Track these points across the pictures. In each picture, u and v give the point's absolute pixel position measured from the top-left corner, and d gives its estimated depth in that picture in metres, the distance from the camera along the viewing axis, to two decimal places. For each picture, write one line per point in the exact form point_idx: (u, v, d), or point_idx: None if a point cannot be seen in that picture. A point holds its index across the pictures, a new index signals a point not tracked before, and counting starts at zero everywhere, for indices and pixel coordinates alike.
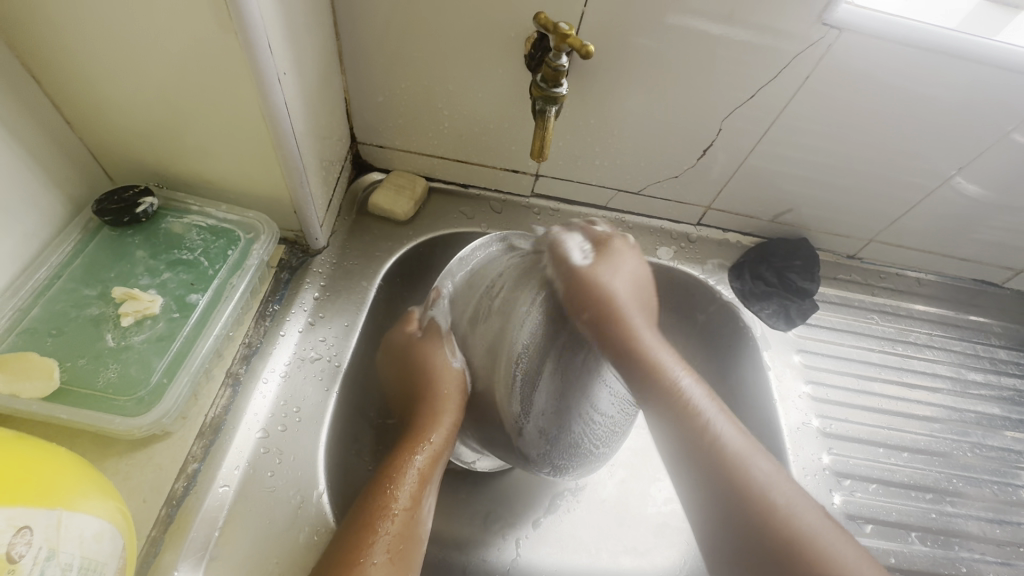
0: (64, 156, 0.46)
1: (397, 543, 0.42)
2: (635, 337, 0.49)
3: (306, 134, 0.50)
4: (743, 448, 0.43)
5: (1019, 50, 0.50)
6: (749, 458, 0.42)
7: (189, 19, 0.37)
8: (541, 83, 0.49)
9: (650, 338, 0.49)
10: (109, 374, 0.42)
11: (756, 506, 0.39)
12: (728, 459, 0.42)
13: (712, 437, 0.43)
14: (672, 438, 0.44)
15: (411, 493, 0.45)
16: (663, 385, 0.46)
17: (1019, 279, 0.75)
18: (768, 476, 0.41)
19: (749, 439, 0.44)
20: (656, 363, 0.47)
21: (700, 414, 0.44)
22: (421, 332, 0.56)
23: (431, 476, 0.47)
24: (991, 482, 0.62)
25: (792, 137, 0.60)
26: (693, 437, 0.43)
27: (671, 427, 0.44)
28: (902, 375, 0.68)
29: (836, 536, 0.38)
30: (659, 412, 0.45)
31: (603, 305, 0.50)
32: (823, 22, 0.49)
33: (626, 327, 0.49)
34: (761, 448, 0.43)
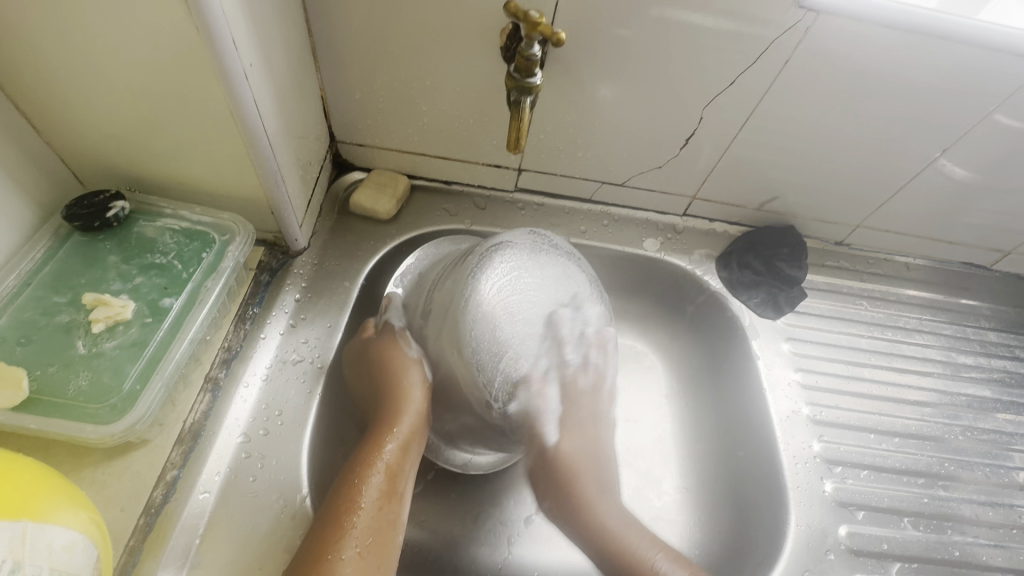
0: (32, 161, 0.45)
1: (367, 537, 0.41)
2: (590, 499, 0.50)
3: (280, 132, 0.49)
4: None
5: (997, 29, 0.49)
6: (652, 559, 0.46)
7: (149, 16, 0.36)
8: (515, 74, 0.49)
9: (594, 488, 0.51)
10: (80, 381, 0.41)
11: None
12: (622, 555, 0.47)
13: (607, 542, 0.48)
14: (579, 544, 0.50)
15: (378, 488, 0.44)
16: (594, 539, 0.49)
17: (1007, 260, 0.74)
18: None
19: (671, 547, 0.48)
20: (596, 527, 0.49)
21: (603, 529, 0.48)
22: (376, 334, 0.54)
23: (400, 468, 0.46)
24: (983, 465, 0.61)
25: (774, 123, 0.59)
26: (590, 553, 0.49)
27: (576, 536, 0.50)
28: (891, 360, 0.67)
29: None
30: (565, 524, 0.51)
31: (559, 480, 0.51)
32: (800, 6, 0.48)
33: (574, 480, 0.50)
34: (664, 551, 0.47)
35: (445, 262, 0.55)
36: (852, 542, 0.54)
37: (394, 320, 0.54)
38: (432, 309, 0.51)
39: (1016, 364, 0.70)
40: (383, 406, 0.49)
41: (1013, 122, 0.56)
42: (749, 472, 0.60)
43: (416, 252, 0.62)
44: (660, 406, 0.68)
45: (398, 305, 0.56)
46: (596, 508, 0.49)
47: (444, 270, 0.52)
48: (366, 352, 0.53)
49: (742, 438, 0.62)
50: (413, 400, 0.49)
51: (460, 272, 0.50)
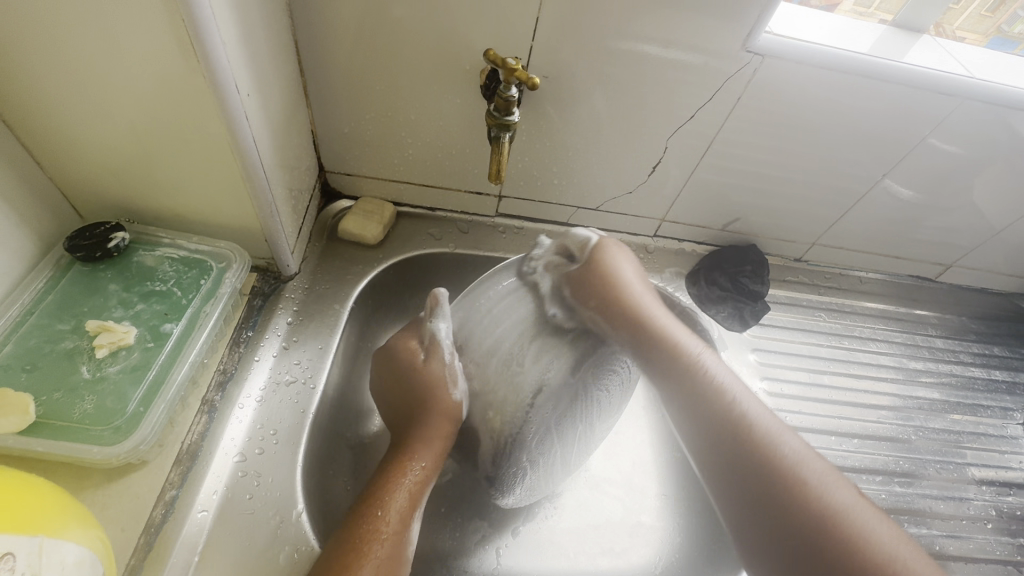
0: (36, 196, 0.47)
1: (386, 565, 0.43)
2: (653, 326, 0.55)
3: (275, 165, 0.52)
4: (801, 453, 0.45)
5: (921, 69, 0.56)
6: (781, 436, 0.47)
7: (161, 62, 0.40)
8: (495, 113, 0.54)
9: (646, 304, 0.57)
10: (85, 405, 0.43)
11: (759, 456, 0.45)
12: (758, 432, 0.47)
13: (745, 421, 0.48)
14: (693, 433, 0.51)
15: (401, 514, 0.46)
16: (699, 381, 0.51)
17: (950, 273, 0.81)
18: (798, 455, 0.45)
19: (774, 415, 0.49)
20: (700, 369, 0.53)
21: (727, 398, 0.50)
22: (422, 355, 0.54)
23: (418, 497, 0.48)
24: (935, 461, 0.66)
25: (733, 151, 0.65)
26: (734, 448, 0.47)
27: (694, 408, 0.51)
28: (849, 367, 0.72)
29: (865, 509, 0.42)
30: (690, 405, 0.51)
31: (629, 315, 0.56)
32: (747, 50, 0.54)
33: (628, 320, 0.56)
34: (790, 429, 0.48)
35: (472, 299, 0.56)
36: None
37: (442, 336, 0.53)
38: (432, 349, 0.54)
39: (962, 367, 0.76)
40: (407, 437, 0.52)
41: (944, 147, 0.63)
42: None
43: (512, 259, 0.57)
44: (639, 418, 0.71)
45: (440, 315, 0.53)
46: (651, 316, 0.56)
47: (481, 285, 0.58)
48: (408, 363, 0.54)
49: None
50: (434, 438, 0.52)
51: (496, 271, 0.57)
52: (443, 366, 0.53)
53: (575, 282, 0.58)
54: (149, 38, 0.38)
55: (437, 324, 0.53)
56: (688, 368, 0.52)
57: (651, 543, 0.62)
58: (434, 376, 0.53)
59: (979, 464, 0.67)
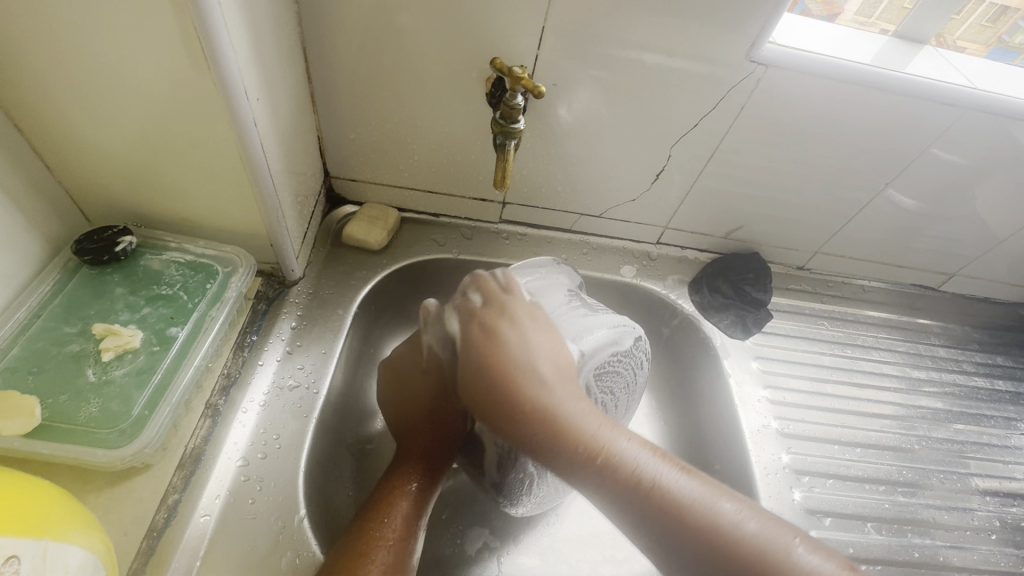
0: (45, 200, 0.48)
1: (391, 569, 0.42)
2: (518, 375, 0.44)
3: (281, 170, 0.52)
4: (702, 492, 0.36)
5: (923, 80, 0.56)
6: (712, 500, 0.35)
7: (171, 68, 0.40)
8: (501, 120, 0.55)
9: (519, 370, 0.44)
10: (91, 408, 0.43)
11: (665, 515, 0.35)
12: (671, 496, 0.36)
13: (641, 473, 0.37)
14: (611, 505, 0.37)
15: (406, 518, 0.46)
16: (579, 456, 0.38)
17: (952, 282, 0.81)
18: (735, 517, 0.35)
19: (673, 460, 0.38)
20: (569, 423, 0.40)
21: (614, 452, 0.38)
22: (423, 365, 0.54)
23: (424, 503, 0.48)
24: (938, 471, 0.66)
25: (736, 160, 0.65)
26: (646, 515, 0.36)
27: (603, 498, 0.37)
28: (852, 375, 0.72)
29: (808, 541, 0.34)
30: (608, 472, 0.38)
31: (551, 427, 0.40)
32: (751, 60, 0.55)
33: (503, 364, 0.45)
34: (722, 486, 0.37)
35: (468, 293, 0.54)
36: None
37: (439, 343, 0.52)
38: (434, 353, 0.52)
39: (965, 377, 0.76)
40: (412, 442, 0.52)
41: (946, 157, 0.63)
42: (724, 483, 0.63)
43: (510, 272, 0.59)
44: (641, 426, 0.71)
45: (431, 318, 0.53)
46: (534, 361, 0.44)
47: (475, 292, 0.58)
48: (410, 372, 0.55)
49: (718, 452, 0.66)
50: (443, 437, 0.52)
51: None
52: (441, 375, 0.53)
53: (497, 310, 0.49)
54: (161, 44, 0.39)
55: (431, 334, 0.53)
56: (560, 426, 0.40)
57: None
58: (433, 386, 0.53)
59: (982, 474, 0.67)
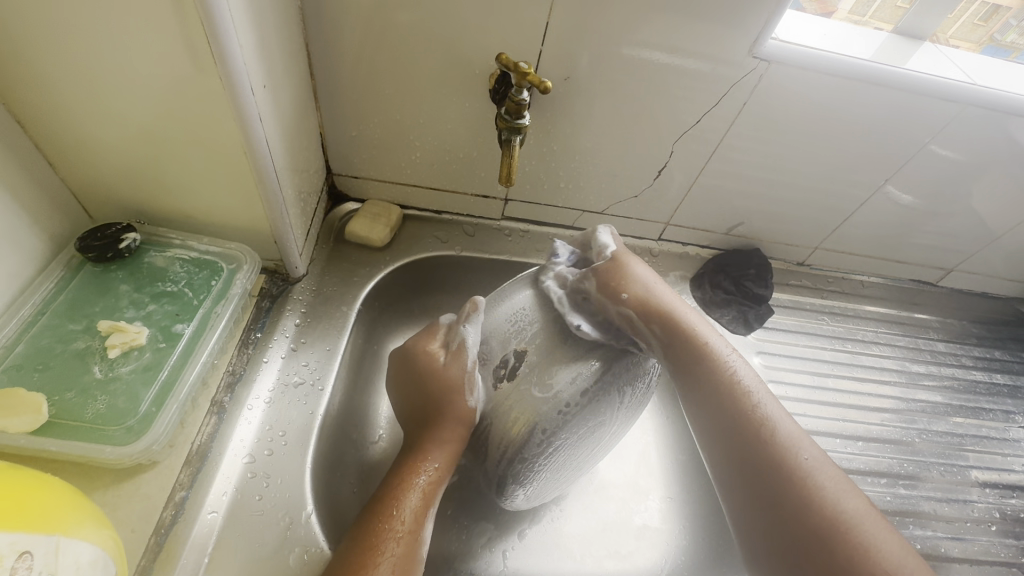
0: (48, 196, 0.48)
1: (401, 563, 0.42)
2: (684, 325, 0.51)
3: (285, 167, 0.52)
4: (795, 433, 0.43)
5: (924, 76, 0.57)
6: (798, 443, 0.43)
7: (177, 63, 0.40)
8: (506, 116, 0.55)
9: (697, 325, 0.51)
10: (97, 405, 0.43)
11: (780, 477, 0.41)
12: (778, 444, 0.43)
13: (760, 415, 0.44)
14: (707, 438, 0.46)
15: (415, 512, 0.45)
16: (714, 371, 0.48)
17: (951, 277, 0.82)
18: (813, 463, 0.42)
19: (797, 425, 0.44)
20: (717, 356, 0.49)
21: (750, 399, 0.46)
22: (443, 356, 0.52)
23: (433, 493, 0.47)
24: (938, 464, 0.67)
25: (738, 156, 0.65)
26: (745, 446, 0.43)
27: (707, 399, 0.47)
28: (853, 370, 0.73)
29: (882, 530, 0.38)
30: (704, 396, 0.47)
31: (672, 340, 0.51)
32: (754, 56, 0.55)
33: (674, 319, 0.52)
34: (809, 438, 0.44)
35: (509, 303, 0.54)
36: None
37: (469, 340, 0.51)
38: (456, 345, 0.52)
39: (964, 371, 0.76)
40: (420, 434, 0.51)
41: (945, 153, 0.63)
42: None
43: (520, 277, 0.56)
44: (644, 424, 0.71)
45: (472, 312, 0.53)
46: (684, 316, 0.52)
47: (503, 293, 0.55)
48: (424, 370, 0.52)
49: None
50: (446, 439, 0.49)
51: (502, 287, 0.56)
52: (462, 371, 0.50)
53: (612, 268, 0.55)
54: (168, 39, 0.38)
55: (466, 329, 0.52)
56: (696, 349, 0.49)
57: (658, 546, 0.62)
58: (452, 380, 0.50)
59: (982, 467, 0.68)
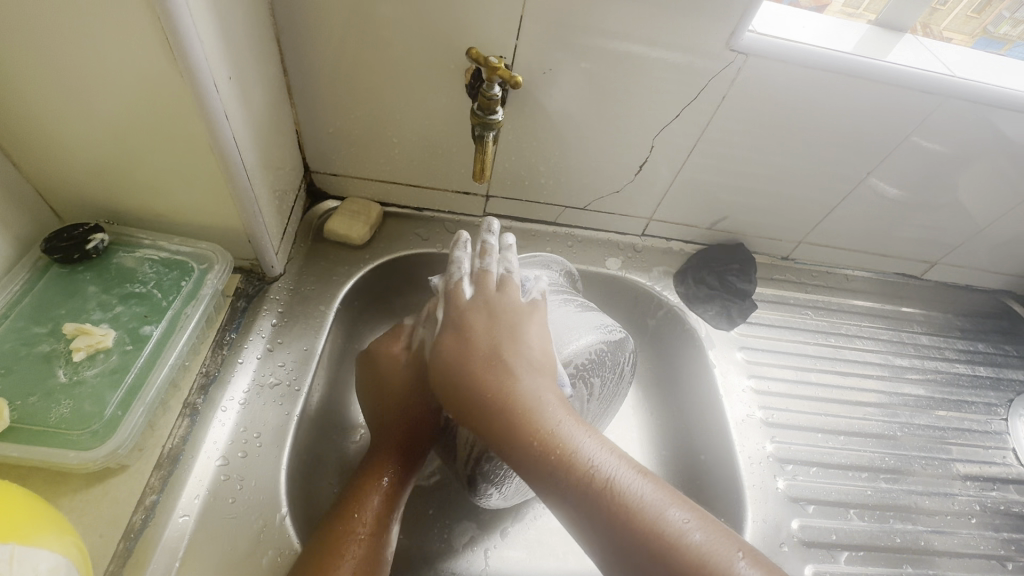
0: (13, 197, 0.47)
1: (363, 565, 0.42)
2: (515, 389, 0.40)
3: (257, 165, 0.51)
4: (636, 487, 0.36)
5: (903, 68, 0.56)
6: (661, 508, 0.35)
7: (137, 60, 0.39)
8: (478, 111, 0.54)
9: (514, 358, 0.42)
10: (62, 409, 0.42)
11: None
12: (632, 518, 0.35)
13: (596, 478, 0.37)
14: (580, 531, 0.36)
15: (376, 515, 0.45)
16: (540, 439, 0.38)
17: (935, 270, 0.82)
18: (686, 528, 0.34)
19: (650, 477, 0.37)
20: (530, 405, 0.40)
21: (567, 453, 0.38)
22: (405, 352, 0.54)
23: (395, 495, 0.48)
24: (920, 457, 0.67)
25: (719, 150, 0.65)
26: (603, 515, 0.35)
27: (557, 492, 0.37)
28: (836, 364, 0.73)
29: None
30: (545, 473, 0.38)
31: (520, 419, 0.39)
32: (731, 49, 0.54)
33: (495, 376, 0.41)
34: (653, 477, 0.38)
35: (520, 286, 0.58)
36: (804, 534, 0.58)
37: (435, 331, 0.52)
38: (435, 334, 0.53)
39: (947, 364, 0.76)
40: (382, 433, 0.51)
41: (926, 145, 0.63)
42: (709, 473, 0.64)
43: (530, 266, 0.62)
44: (627, 418, 0.71)
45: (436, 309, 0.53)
46: (515, 379, 0.41)
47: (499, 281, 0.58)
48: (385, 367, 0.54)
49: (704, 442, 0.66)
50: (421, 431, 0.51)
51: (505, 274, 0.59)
52: (429, 361, 0.51)
53: (483, 306, 0.46)
54: (126, 36, 0.38)
55: (432, 329, 0.54)
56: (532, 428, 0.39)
57: None
58: (422, 370, 0.51)
59: (963, 460, 0.68)
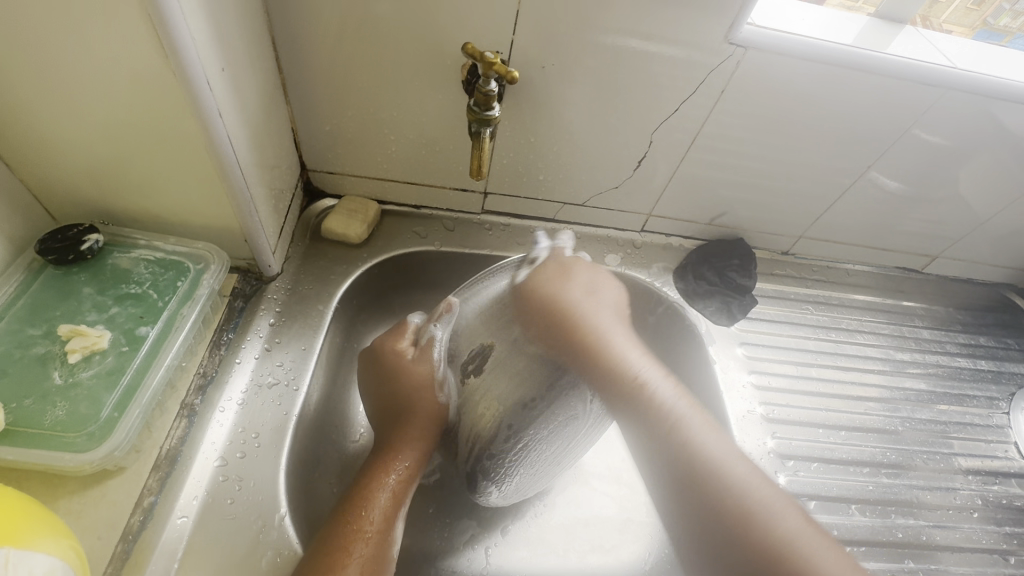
0: (7, 198, 0.46)
1: (369, 564, 0.43)
2: (607, 352, 0.50)
3: (252, 163, 0.51)
4: (694, 428, 0.45)
5: (903, 60, 0.56)
6: (725, 459, 0.43)
7: (129, 60, 0.39)
8: (475, 108, 0.53)
9: (609, 329, 0.52)
10: (57, 412, 0.42)
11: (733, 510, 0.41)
12: (700, 453, 0.44)
13: (673, 428, 0.45)
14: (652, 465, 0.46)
15: (384, 511, 0.46)
16: (627, 385, 0.48)
17: (936, 264, 0.81)
18: (729, 467, 0.43)
19: (723, 434, 0.46)
20: (615, 360, 0.49)
21: (662, 408, 0.46)
22: (414, 352, 0.54)
23: (404, 493, 0.49)
24: (921, 452, 0.66)
25: (718, 145, 0.64)
26: (677, 459, 0.44)
27: (641, 426, 0.47)
28: (837, 359, 0.73)
29: (820, 543, 0.40)
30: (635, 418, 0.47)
31: (582, 340, 0.51)
32: (730, 42, 0.54)
33: (600, 348, 0.50)
34: (721, 432, 0.46)
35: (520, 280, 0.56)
36: None
37: (436, 339, 0.54)
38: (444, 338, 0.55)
39: (948, 358, 0.76)
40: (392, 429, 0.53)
41: (927, 138, 0.62)
42: None
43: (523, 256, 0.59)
44: None
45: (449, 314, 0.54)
46: (616, 347, 0.51)
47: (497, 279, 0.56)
48: (396, 366, 0.54)
49: None
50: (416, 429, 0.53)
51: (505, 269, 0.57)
52: (429, 368, 0.54)
53: (556, 272, 0.56)
54: (117, 35, 0.37)
55: (436, 329, 0.55)
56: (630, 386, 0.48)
57: (641, 539, 0.62)
58: (420, 378, 0.53)
59: (965, 454, 0.67)
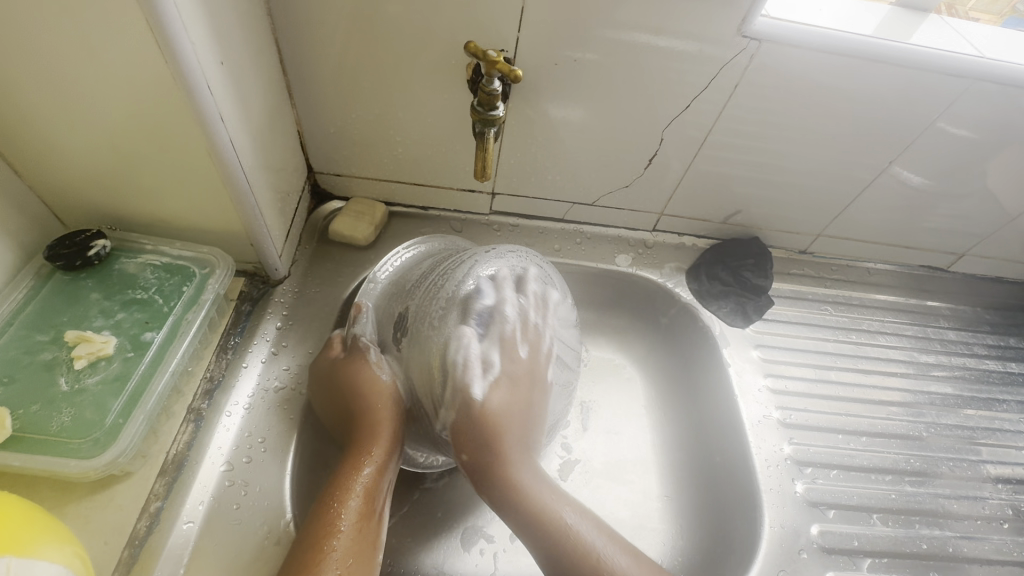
0: (17, 206, 0.47)
1: (348, 558, 0.41)
2: (512, 460, 0.47)
3: (256, 167, 0.51)
4: (598, 546, 0.44)
5: (926, 50, 0.53)
6: (601, 560, 0.44)
7: (130, 67, 0.39)
8: (478, 107, 0.53)
9: (520, 451, 0.48)
10: (63, 417, 0.42)
11: None
12: (581, 565, 0.43)
13: (553, 538, 0.44)
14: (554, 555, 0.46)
15: (359, 507, 0.44)
16: (512, 484, 0.46)
17: (962, 262, 0.78)
18: (602, 548, 0.44)
19: (602, 529, 0.46)
20: (512, 473, 0.47)
21: (521, 498, 0.46)
22: (343, 352, 0.53)
23: (378, 488, 0.46)
24: (947, 459, 0.64)
25: (731, 142, 0.62)
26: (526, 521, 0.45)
27: (522, 520, 0.45)
28: (857, 362, 0.70)
29: None
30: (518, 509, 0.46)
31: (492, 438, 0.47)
32: (743, 35, 0.52)
33: (508, 452, 0.47)
34: (620, 542, 0.45)
35: (420, 266, 0.57)
36: (824, 540, 0.56)
37: (364, 337, 0.53)
38: (384, 318, 0.54)
39: (976, 360, 0.73)
40: (354, 429, 0.49)
41: (953, 130, 0.60)
42: (725, 477, 0.62)
43: (412, 246, 0.61)
44: (639, 418, 0.69)
45: (366, 313, 0.54)
46: (519, 470, 0.47)
47: (398, 282, 0.57)
48: (330, 369, 0.52)
49: (719, 443, 0.64)
50: (384, 425, 0.49)
51: (406, 264, 0.58)
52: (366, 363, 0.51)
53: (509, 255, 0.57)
54: (118, 43, 0.37)
55: (361, 328, 0.53)
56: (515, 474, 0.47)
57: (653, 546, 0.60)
58: (354, 372, 0.51)
59: (995, 461, 0.65)
